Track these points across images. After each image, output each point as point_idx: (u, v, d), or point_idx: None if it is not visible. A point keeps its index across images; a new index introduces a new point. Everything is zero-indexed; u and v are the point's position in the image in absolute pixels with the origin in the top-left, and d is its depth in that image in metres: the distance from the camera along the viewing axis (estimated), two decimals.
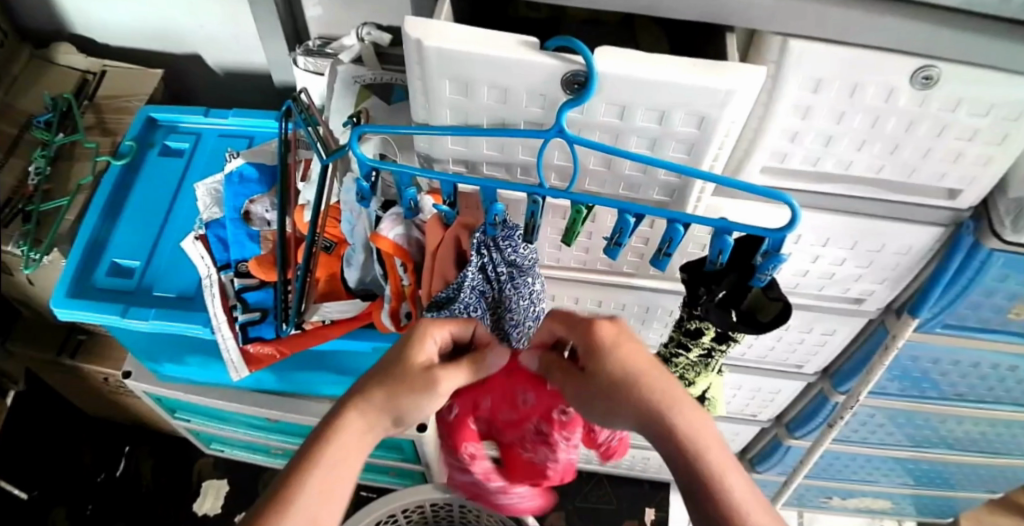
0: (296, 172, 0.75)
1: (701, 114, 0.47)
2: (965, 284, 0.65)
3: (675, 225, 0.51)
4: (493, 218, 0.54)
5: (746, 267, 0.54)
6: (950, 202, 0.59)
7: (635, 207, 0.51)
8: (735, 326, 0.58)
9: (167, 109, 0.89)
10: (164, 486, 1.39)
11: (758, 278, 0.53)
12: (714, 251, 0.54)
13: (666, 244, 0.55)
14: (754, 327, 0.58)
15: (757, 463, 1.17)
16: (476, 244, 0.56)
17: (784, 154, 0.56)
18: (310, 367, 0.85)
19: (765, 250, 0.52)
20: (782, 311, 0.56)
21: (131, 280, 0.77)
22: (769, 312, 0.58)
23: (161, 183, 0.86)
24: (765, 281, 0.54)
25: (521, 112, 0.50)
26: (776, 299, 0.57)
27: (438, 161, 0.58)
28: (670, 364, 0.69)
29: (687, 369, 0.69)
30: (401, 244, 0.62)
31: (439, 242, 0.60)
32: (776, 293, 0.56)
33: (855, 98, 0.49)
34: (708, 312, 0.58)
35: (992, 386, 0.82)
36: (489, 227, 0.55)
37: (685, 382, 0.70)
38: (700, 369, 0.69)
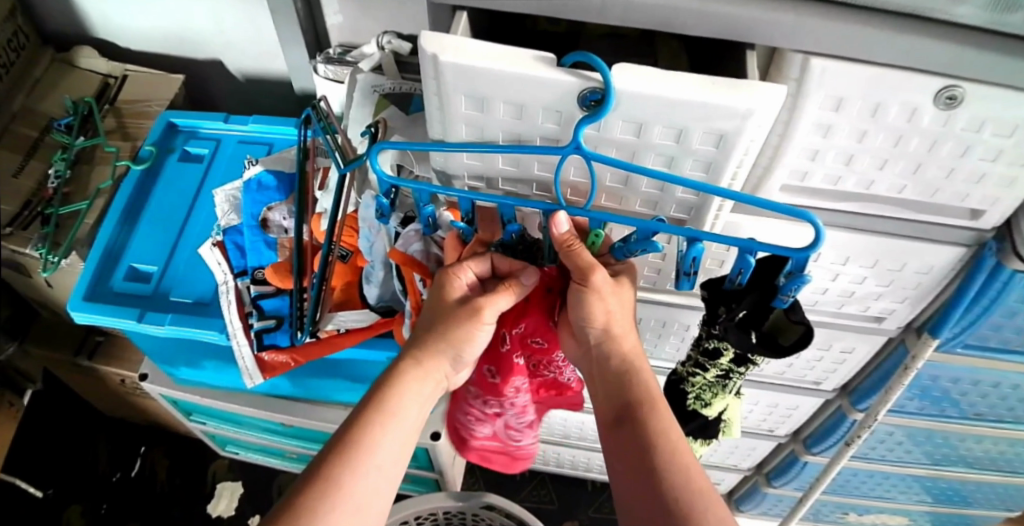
0: (314, 180, 0.75)
1: (720, 132, 0.47)
2: (987, 304, 0.64)
3: (695, 245, 0.52)
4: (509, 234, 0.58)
5: (768, 288, 0.54)
6: (972, 222, 0.58)
7: (652, 225, 0.51)
8: (755, 348, 0.57)
9: (187, 114, 0.89)
10: (179, 486, 1.40)
11: (781, 299, 0.52)
12: (735, 272, 0.53)
13: (689, 264, 0.54)
14: (776, 351, 0.58)
15: (773, 478, 1.17)
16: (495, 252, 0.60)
17: (804, 172, 0.56)
18: (325, 374, 0.86)
19: (789, 269, 0.50)
20: (804, 334, 0.56)
21: (148, 284, 0.78)
22: (790, 335, 0.58)
23: (180, 188, 0.86)
24: (787, 303, 0.53)
25: (537, 129, 0.50)
26: (799, 321, 0.56)
27: (455, 177, 0.58)
28: (686, 384, 0.68)
29: (703, 389, 0.67)
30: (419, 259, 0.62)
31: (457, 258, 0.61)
32: (798, 316, 0.55)
33: (877, 117, 0.48)
34: (727, 332, 0.56)
35: (1013, 406, 0.81)
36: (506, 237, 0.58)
37: (700, 403, 0.68)
38: (717, 390, 0.66)
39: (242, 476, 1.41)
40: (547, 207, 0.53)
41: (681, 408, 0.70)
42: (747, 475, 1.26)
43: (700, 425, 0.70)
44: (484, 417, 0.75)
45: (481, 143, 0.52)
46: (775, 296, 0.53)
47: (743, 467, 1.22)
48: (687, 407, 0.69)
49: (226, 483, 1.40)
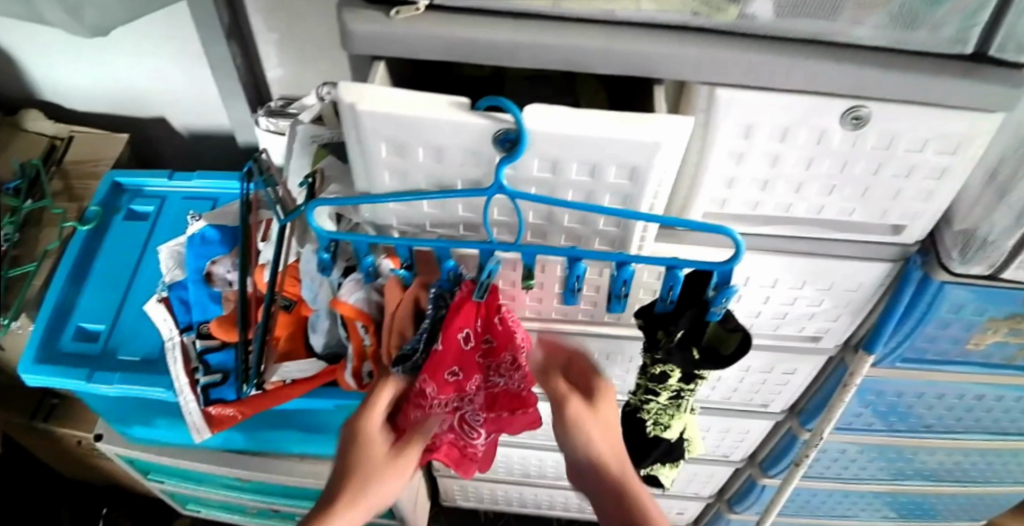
0: (256, 232, 0.76)
1: (631, 165, 0.48)
2: (920, 317, 0.66)
3: (623, 268, 0.54)
4: (447, 274, 0.59)
5: (702, 301, 0.54)
6: (896, 236, 0.59)
7: (579, 252, 0.52)
8: (699, 364, 0.57)
9: (132, 173, 0.90)
10: None
11: (714, 312, 0.53)
12: (665, 289, 0.55)
13: (619, 287, 0.57)
14: (717, 363, 0.57)
15: (736, 503, 1.16)
16: (434, 298, 0.60)
17: (724, 199, 0.57)
18: (277, 425, 0.86)
19: (716, 284, 0.53)
20: (742, 341, 0.56)
21: (95, 344, 0.78)
22: (731, 345, 0.58)
23: (126, 248, 0.87)
24: (720, 314, 0.54)
25: (458, 171, 0.51)
26: (733, 329, 0.57)
27: (386, 225, 0.60)
28: (642, 411, 0.67)
29: (659, 413, 0.66)
30: (362, 308, 0.63)
31: (396, 302, 0.62)
32: (733, 323, 0.56)
33: (786, 141, 0.50)
34: (671, 356, 0.57)
35: (961, 416, 0.82)
36: (444, 281, 0.60)
37: (660, 427, 0.67)
38: (673, 411, 0.66)
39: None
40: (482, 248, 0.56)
41: (642, 437, 0.68)
42: (710, 503, 1.26)
43: (664, 450, 0.69)
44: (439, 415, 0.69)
45: (406, 191, 0.54)
46: (706, 309, 0.54)
47: (705, 495, 1.22)
48: (647, 434, 0.68)
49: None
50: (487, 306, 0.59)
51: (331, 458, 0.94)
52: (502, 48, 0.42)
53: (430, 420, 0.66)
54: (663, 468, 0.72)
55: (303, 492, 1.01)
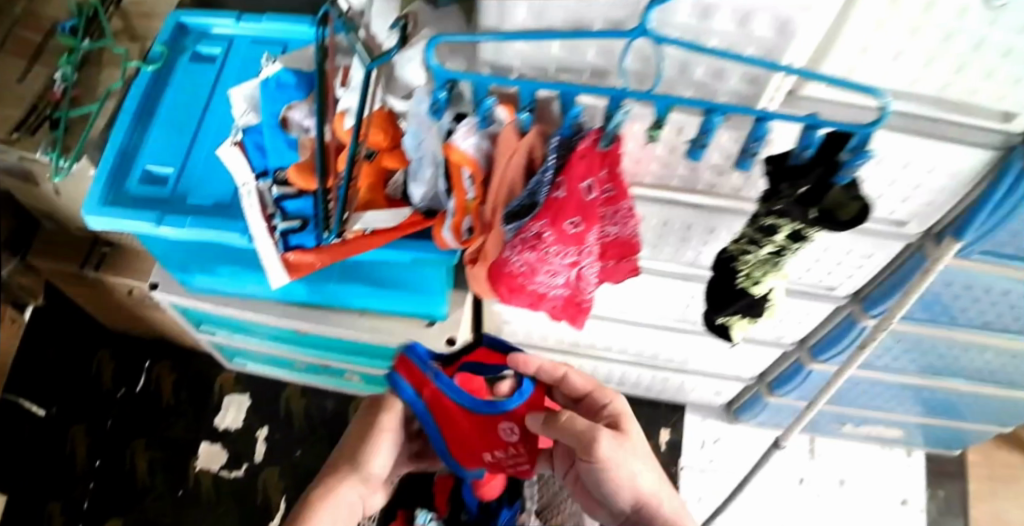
0: (335, 78, 0.68)
1: (784, 18, 0.43)
2: (1011, 209, 0.61)
3: (761, 123, 0.47)
4: (569, 122, 0.51)
5: (831, 161, 0.47)
6: (1004, 125, 0.55)
7: (725, 107, 0.45)
8: (812, 224, 0.50)
9: (197, 12, 0.77)
10: (186, 401, 1.17)
11: (841, 175, 0.47)
12: (799, 145, 0.48)
13: (752, 145, 0.49)
14: (833, 226, 0.50)
15: (739, 412, 1.14)
16: (556, 147, 0.52)
17: (865, 44, 0.50)
18: (345, 279, 0.76)
19: (853, 147, 0.46)
20: (863, 209, 0.48)
21: (165, 188, 0.72)
22: (852, 211, 0.49)
23: (192, 92, 0.75)
24: (848, 180, 0.47)
25: (601, 10, 0.45)
26: (858, 198, 0.48)
27: (506, 69, 0.53)
28: (737, 263, 0.57)
29: (755, 266, 0.56)
30: (478, 156, 0.53)
31: (512, 151, 0.52)
32: (859, 191, 0.48)
33: (965, 17, 0.46)
34: (788, 209, 0.50)
35: (1004, 362, 0.88)
36: (566, 130, 0.51)
37: (751, 282, 0.57)
38: (769, 268, 0.56)
39: (251, 384, 1.18)
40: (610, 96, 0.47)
41: (727, 289, 0.59)
42: (748, 386, 1.09)
43: (749, 305, 0.59)
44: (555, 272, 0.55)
45: (537, 31, 0.47)
46: (834, 172, 0.47)
47: (744, 377, 1.04)
48: (735, 287, 0.58)
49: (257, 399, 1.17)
50: (612, 156, 0.51)
51: (395, 318, 0.84)
52: None
53: (545, 273, 0.54)
54: (740, 324, 0.62)
55: (349, 350, 0.92)
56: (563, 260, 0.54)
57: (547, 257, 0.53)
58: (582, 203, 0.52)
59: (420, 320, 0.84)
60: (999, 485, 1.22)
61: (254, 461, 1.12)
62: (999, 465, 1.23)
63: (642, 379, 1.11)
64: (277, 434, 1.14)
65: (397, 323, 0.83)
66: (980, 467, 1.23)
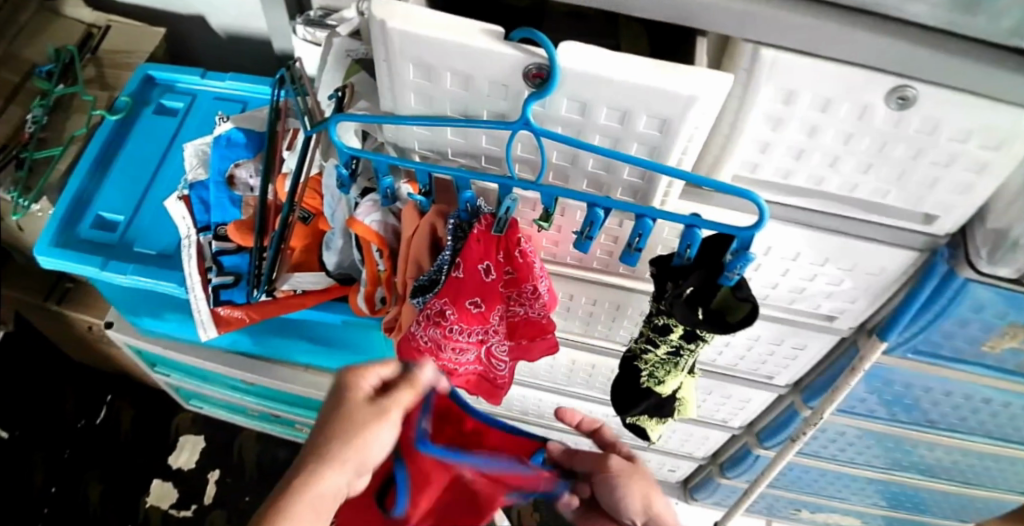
0: (282, 141, 0.71)
1: (663, 117, 0.45)
2: (938, 311, 0.63)
3: (642, 220, 0.50)
4: (464, 205, 0.54)
5: (712, 265, 0.53)
6: (926, 226, 0.57)
7: (603, 201, 0.49)
8: (700, 325, 0.55)
9: (166, 67, 0.84)
10: (141, 436, 1.28)
11: (727, 277, 0.51)
12: (682, 245, 0.52)
13: (633, 239, 0.52)
14: (721, 328, 0.55)
15: (695, 492, 1.26)
16: (453, 228, 0.55)
17: (765, 143, 0.51)
18: (286, 333, 0.79)
19: (734, 248, 0.50)
20: (750, 313, 0.53)
21: (113, 234, 0.74)
22: (738, 313, 0.55)
23: (152, 143, 0.81)
24: (733, 281, 0.52)
25: (485, 102, 0.48)
26: (744, 300, 0.54)
27: (409, 149, 0.57)
28: (640, 362, 0.64)
29: (656, 366, 0.63)
30: (379, 230, 0.59)
31: (413, 228, 0.57)
32: (745, 293, 0.53)
33: (864, 120, 0.47)
34: (673, 308, 0.55)
35: (957, 459, 0.89)
36: (461, 212, 0.54)
37: (653, 381, 0.64)
38: (670, 368, 0.63)
39: (207, 428, 1.30)
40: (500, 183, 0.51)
41: (634, 386, 0.66)
42: (701, 466, 1.20)
43: (654, 404, 0.66)
44: (463, 349, 0.59)
45: (430, 114, 0.50)
46: (716, 274, 0.53)
47: (698, 457, 1.15)
48: (641, 385, 0.65)
49: (247, 442, 1.28)
50: (507, 240, 0.54)
51: None
52: None
53: (453, 349, 0.59)
54: (650, 421, 0.70)
55: (299, 404, 0.93)
56: (468, 339, 0.58)
57: (453, 337, 0.57)
58: (481, 286, 0.55)
59: None
60: None
61: (203, 504, 1.22)
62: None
63: None
64: (229, 479, 1.25)
65: None
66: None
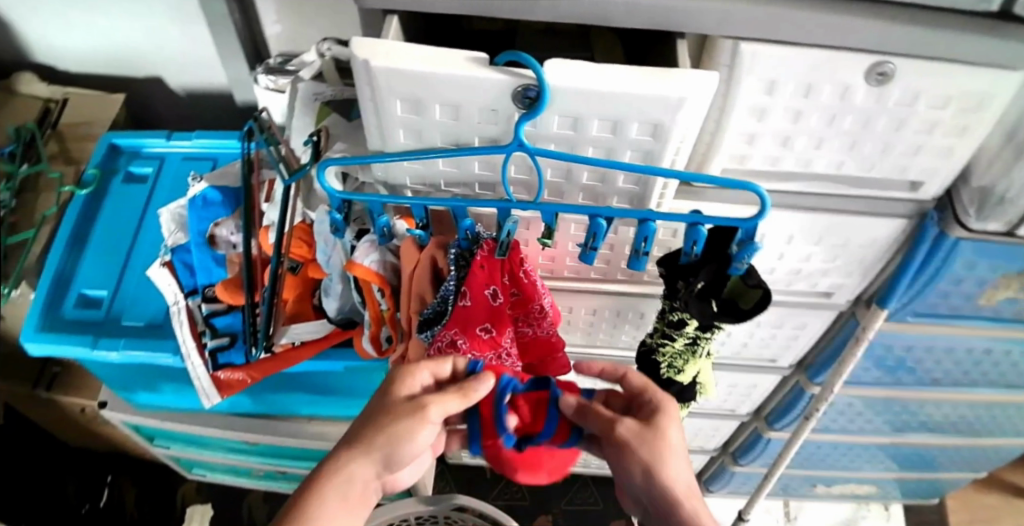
0: (261, 193, 0.70)
1: (655, 122, 0.45)
2: (932, 274, 0.64)
3: (645, 225, 0.50)
4: (464, 234, 0.53)
5: (723, 257, 0.52)
6: (912, 193, 0.58)
7: (605, 211, 0.49)
8: (717, 318, 0.55)
9: (129, 133, 0.82)
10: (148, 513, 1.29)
11: (735, 267, 0.51)
12: (687, 243, 0.52)
13: (639, 243, 0.52)
14: (735, 316, 0.55)
15: (710, 484, 1.25)
16: (454, 258, 0.54)
17: (751, 134, 0.51)
18: (287, 388, 0.77)
19: (739, 239, 0.50)
20: (762, 297, 0.54)
21: (100, 310, 0.72)
22: (750, 300, 0.56)
23: (126, 213, 0.79)
24: (742, 270, 0.51)
25: (474, 129, 0.48)
26: (755, 285, 0.55)
27: (400, 186, 0.56)
28: (657, 354, 0.64)
29: (674, 357, 0.62)
30: (378, 270, 0.57)
31: (414, 264, 0.57)
32: (755, 279, 0.55)
33: (846, 100, 0.47)
34: (688, 304, 0.54)
35: (964, 413, 0.90)
36: (462, 241, 0.54)
37: (673, 371, 0.63)
38: (689, 357, 0.62)
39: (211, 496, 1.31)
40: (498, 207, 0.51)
41: (655, 377, 0.65)
42: (713, 458, 1.21)
43: (676, 393, 0.66)
44: None
45: (421, 148, 0.50)
46: (723, 266, 0.53)
47: (709, 449, 1.16)
48: (660, 376, 0.65)
49: (255, 503, 1.31)
50: (511, 263, 0.55)
51: (344, 421, 0.85)
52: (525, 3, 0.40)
53: None
54: (674, 408, 0.70)
55: (305, 456, 0.91)
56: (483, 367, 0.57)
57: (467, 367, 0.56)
58: (490, 311, 0.55)
59: None
60: None
61: None
62: (978, 510, 1.33)
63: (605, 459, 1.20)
64: None
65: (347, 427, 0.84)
66: (961, 513, 1.33)
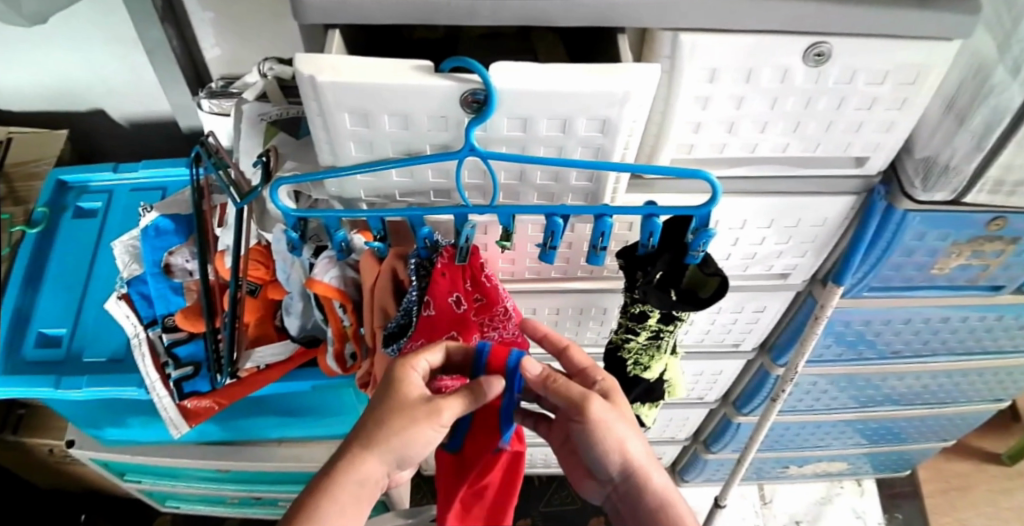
0: (212, 218, 0.69)
1: (602, 117, 0.45)
2: (884, 247, 0.65)
3: (601, 220, 0.50)
4: (423, 242, 0.53)
5: (679, 245, 0.52)
6: (859, 169, 0.58)
7: (561, 209, 0.49)
8: (676, 306, 0.55)
9: (75, 169, 0.81)
10: None
11: (692, 255, 0.52)
12: (644, 236, 0.52)
13: (598, 239, 0.53)
14: (695, 305, 0.56)
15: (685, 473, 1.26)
16: (415, 268, 0.54)
17: (698, 122, 0.52)
18: (254, 413, 0.77)
19: (695, 227, 0.50)
20: (720, 286, 0.54)
21: (60, 348, 0.71)
22: (709, 288, 0.56)
23: (78, 249, 0.78)
24: (699, 258, 0.52)
25: (425, 136, 0.47)
26: (713, 273, 0.55)
27: (355, 200, 0.54)
28: (623, 351, 0.64)
29: (639, 352, 0.63)
30: (340, 286, 0.57)
31: (374, 276, 0.56)
32: (712, 268, 0.55)
33: (786, 82, 0.48)
34: (648, 295, 0.54)
35: (927, 383, 0.92)
36: (421, 250, 0.53)
37: (640, 368, 0.64)
38: (653, 352, 0.63)
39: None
40: (455, 213, 0.51)
41: (622, 376, 0.66)
42: (686, 447, 1.21)
43: (645, 390, 0.67)
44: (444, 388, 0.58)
45: (373, 160, 0.48)
46: (682, 254, 0.53)
47: (681, 439, 1.17)
48: (627, 374, 0.65)
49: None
50: (471, 267, 0.54)
51: (316, 442, 0.84)
52: (461, 6, 0.40)
53: None
54: (643, 407, 0.71)
55: (279, 480, 0.90)
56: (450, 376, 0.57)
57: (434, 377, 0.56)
58: (455, 318, 0.55)
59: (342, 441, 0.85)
60: (952, 496, 1.33)
61: None
62: (949, 477, 1.36)
63: None
64: None
65: (321, 447, 0.84)
66: (932, 482, 1.35)
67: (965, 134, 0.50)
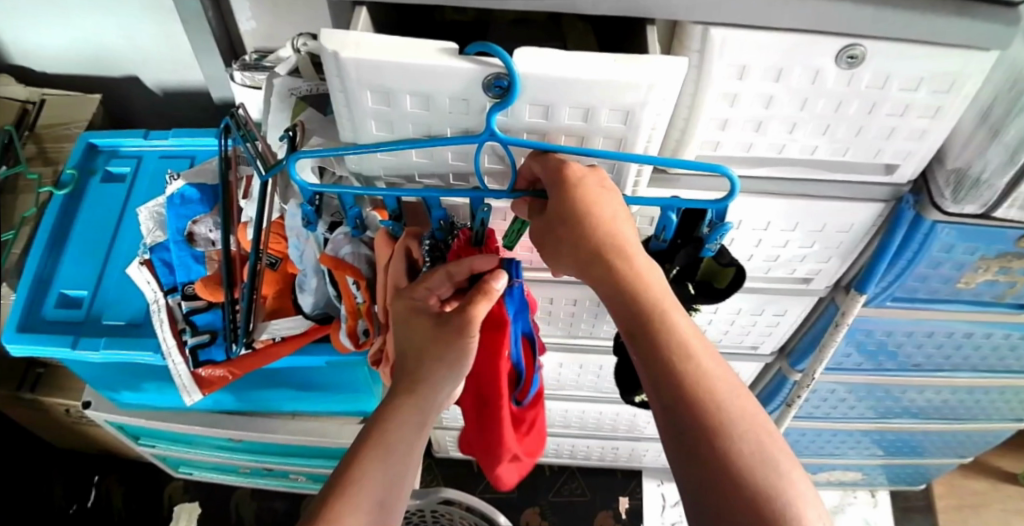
0: (238, 190, 0.71)
1: (626, 109, 0.44)
2: (910, 257, 0.64)
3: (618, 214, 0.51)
4: (438, 223, 0.54)
5: (695, 239, 0.52)
6: (888, 177, 0.57)
7: None
8: (695, 300, 0.57)
9: (106, 133, 0.82)
10: (135, 512, 1.29)
11: (707, 249, 0.52)
12: (657, 230, 0.52)
13: None
14: (712, 297, 0.57)
15: None
16: (429, 251, 0.54)
17: (724, 119, 0.51)
18: (268, 384, 0.78)
19: (710, 220, 0.51)
20: (737, 275, 0.54)
21: (81, 310, 0.72)
22: (725, 278, 0.56)
23: (104, 213, 0.79)
24: (714, 251, 0.52)
25: (448, 119, 0.46)
26: (728, 265, 0.55)
27: (374, 178, 0.54)
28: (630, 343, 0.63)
29: None
30: (353, 263, 0.58)
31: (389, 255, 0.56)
32: (727, 258, 0.54)
33: (817, 84, 0.47)
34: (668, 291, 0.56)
35: (947, 398, 0.90)
36: (436, 232, 0.54)
37: None
38: None
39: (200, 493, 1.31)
40: (470, 197, 0.51)
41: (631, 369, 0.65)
42: None
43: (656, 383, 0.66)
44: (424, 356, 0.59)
45: (392, 140, 0.48)
46: (700, 247, 0.52)
47: None
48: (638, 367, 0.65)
49: (242, 498, 1.30)
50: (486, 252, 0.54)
51: (327, 416, 0.85)
52: None
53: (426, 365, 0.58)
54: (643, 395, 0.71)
55: (290, 452, 0.92)
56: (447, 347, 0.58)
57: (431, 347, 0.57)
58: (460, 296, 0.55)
59: (351, 418, 0.86)
60: (967, 514, 1.31)
61: None
62: (966, 496, 1.34)
63: (591, 451, 1.21)
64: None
65: (332, 423, 0.85)
66: (947, 499, 1.33)
67: (999, 147, 0.49)
